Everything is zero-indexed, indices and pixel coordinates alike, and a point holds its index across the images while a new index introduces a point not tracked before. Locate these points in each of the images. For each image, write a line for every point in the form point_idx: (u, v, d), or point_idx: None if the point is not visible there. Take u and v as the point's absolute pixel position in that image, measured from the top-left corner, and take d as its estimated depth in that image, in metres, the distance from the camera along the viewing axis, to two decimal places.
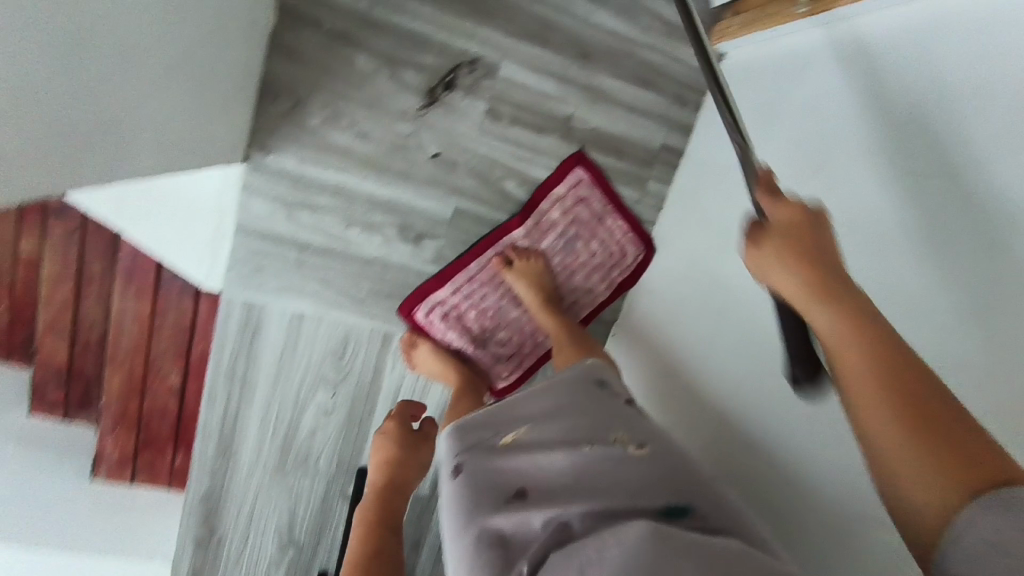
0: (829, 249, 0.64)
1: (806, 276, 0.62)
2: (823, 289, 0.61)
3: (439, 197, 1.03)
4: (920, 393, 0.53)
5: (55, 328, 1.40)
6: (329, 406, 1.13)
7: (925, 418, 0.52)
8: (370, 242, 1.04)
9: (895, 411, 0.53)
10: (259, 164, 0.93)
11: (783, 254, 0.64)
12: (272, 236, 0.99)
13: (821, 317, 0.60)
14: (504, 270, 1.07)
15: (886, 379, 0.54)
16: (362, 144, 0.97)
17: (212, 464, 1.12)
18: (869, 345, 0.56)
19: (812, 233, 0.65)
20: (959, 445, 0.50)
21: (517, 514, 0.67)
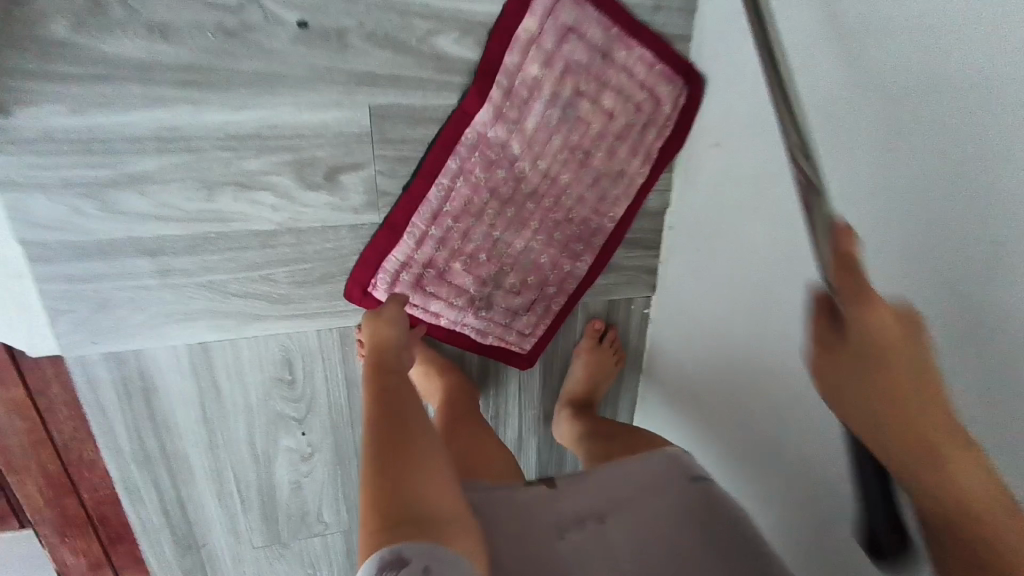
0: (922, 383, 0.36)
1: (889, 414, 0.37)
2: (918, 425, 0.36)
3: (335, 99, 0.61)
4: (936, 433, 0.35)
5: None
6: (305, 451, 0.80)
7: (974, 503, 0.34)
8: (259, 207, 0.64)
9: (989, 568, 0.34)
10: (13, 134, 0.54)
11: (864, 384, 0.38)
12: (99, 245, 0.60)
13: (907, 472, 0.36)
14: (588, 339, 0.84)
15: (951, 473, 0.35)
16: (169, 47, 0.55)
17: (183, 563, 0.82)
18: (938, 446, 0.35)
19: (896, 357, 0.37)
20: (983, 513, 0.34)
21: None
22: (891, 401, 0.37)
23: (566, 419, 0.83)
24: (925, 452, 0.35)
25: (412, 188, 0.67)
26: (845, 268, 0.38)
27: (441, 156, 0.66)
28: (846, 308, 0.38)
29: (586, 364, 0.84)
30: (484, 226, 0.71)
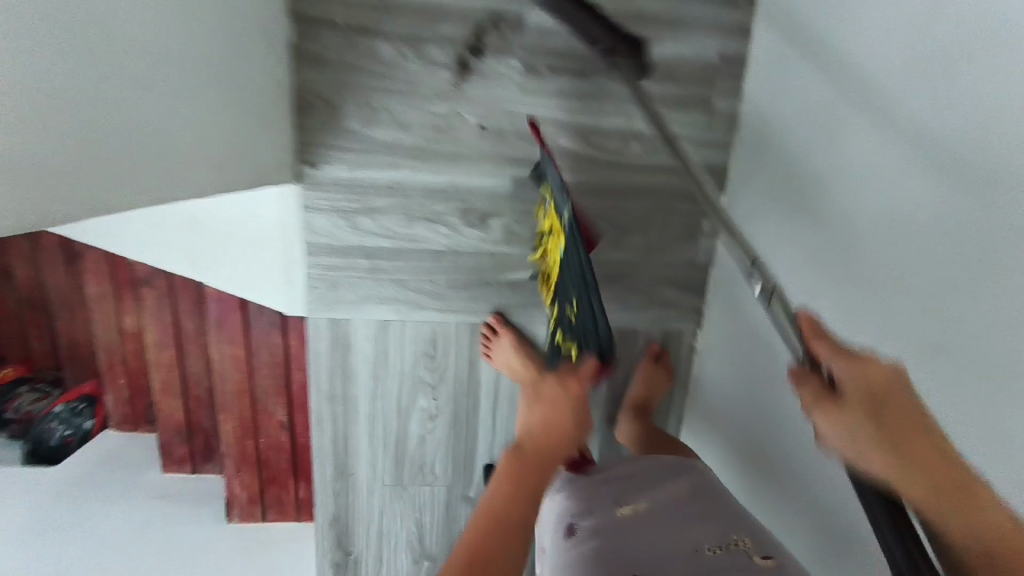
0: (899, 390, 0.52)
1: (879, 425, 0.50)
2: (895, 415, 0.50)
3: (494, 170, 0.97)
4: (909, 422, 0.50)
5: (168, 390, 1.50)
6: (432, 411, 1.10)
7: (949, 485, 0.47)
8: (435, 233, 0.99)
9: (983, 532, 0.45)
10: (312, 179, 0.94)
11: (863, 419, 0.51)
12: (342, 247, 0.99)
13: (885, 450, 0.50)
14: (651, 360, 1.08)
15: (930, 469, 0.48)
16: (406, 135, 0.94)
17: (335, 484, 1.13)
18: (905, 422, 0.50)
19: (884, 380, 0.52)
20: (960, 486, 0.47)
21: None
22: (881, 395, 0.51)
23: (628, 419, 1.06)
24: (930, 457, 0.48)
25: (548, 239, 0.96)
26: (815, 330, 0.57)
27: (575, 248, 0.85)
28: (831, 364, 0.55)
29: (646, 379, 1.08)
30: (602, 322, 0.83)
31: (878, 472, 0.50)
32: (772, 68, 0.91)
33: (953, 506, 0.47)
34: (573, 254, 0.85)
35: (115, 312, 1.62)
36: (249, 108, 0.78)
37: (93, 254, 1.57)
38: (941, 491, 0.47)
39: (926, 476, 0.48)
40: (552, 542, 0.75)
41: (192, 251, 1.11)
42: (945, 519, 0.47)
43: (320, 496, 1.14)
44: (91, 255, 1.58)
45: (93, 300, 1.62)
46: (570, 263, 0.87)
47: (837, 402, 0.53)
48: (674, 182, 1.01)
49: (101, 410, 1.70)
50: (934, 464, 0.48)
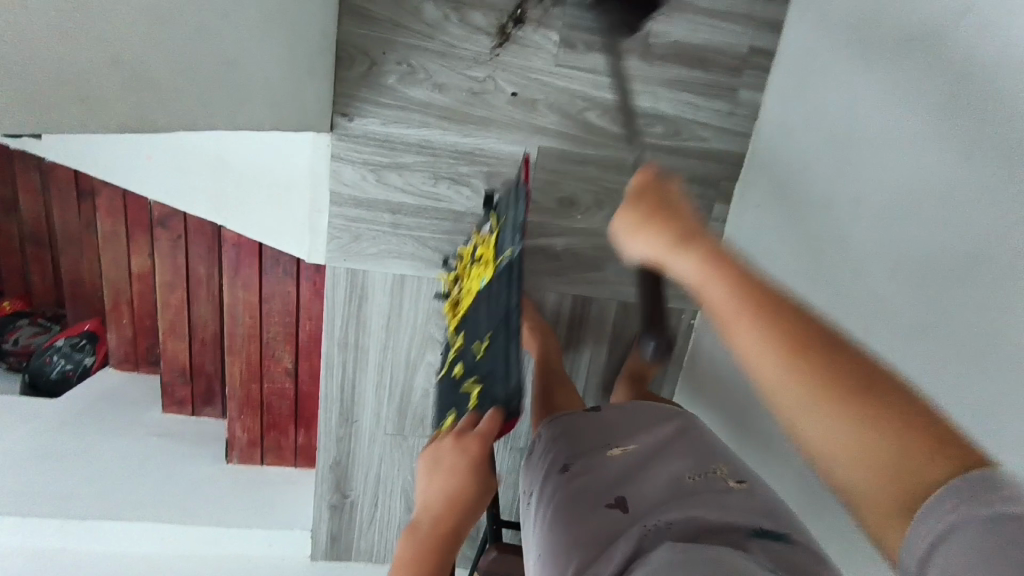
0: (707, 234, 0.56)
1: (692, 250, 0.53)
2: (714, 262, 0.50)
3: (521, 139, 1.01)
4: (749, 286, 0.46)
5: (174, 331, 1.53)
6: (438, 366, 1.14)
7: (808, 347, 0.42)
8: (459, 195, 1.03)
9: (777, 340, 0.43)
10: (345, 130, 0.97)
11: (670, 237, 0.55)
12: (367, 200, 1.02)
13: (715, 293, 0.48)
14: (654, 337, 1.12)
15: (786, 333, 0.43)
16: (440, 96, 0.97)
17: (338, 429, 1.17)
18: (727, 282, 0.47)
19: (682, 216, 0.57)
20: (803, 351, 0.42)
21: (605, 512, 0.64)
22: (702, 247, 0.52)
23: (624, 386, 1.11)
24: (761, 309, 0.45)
25: (474, 263, 0.95)
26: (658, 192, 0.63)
27: (505, 285, 0.80)
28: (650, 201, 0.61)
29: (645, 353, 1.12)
30: (516, 369, 0.74)
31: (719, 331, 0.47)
32: (798, 64, 0.95)
33: (759, 323, 0.44)
34: (502, 295, 0.80)
35: (124, 252, 1.65)
36: (297, 50, 0.81)
37: (106, 191, 1.58)
38: (758, 317, 0.44)
39: (724, 298, 0.47)
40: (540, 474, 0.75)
41: (219, 193, 1.15)
42: (743, 336, 0.45)
43: (323, 439, 1.18)
44: (105, 193, 1.59)
45: (103, 238, 1.64)
46: (495, 299, 0.83)
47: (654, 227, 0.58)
48: (690, 166, 1.06)
49: (102, 348, 1.74)
50: (714, 259, 0.50)
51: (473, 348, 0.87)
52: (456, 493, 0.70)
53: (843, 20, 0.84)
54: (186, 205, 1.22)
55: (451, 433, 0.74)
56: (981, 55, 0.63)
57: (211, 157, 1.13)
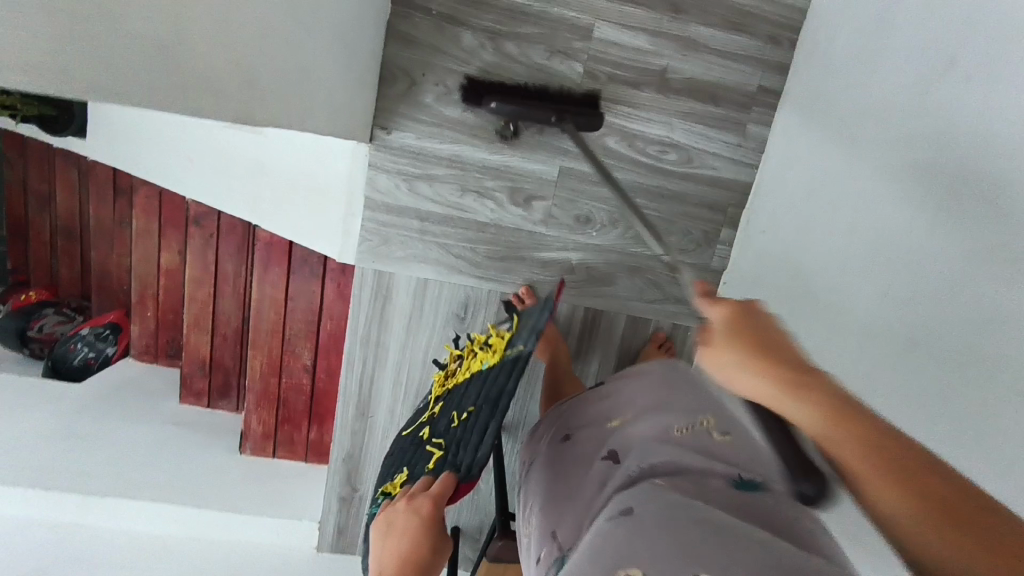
0: (768, 337, 0.54)
1: (757, 365, 0.52)
2: (792, 377, 0.51)
3: (544, 158, 1.09)
4: (834, 401, 0.48)
5: (199, 325, 1.59)
6: None
7: (894, 462, 0.44)
8: (483, 207, 1.11)
9: (892, 480, 0.44)
10: (383, 142, 1.06)
11: (731, 355, 0.54)
12: (398, 207, 1.10)
13: (798, 410, 0.49)
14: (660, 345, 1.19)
15: (872, 443, 0.45)
16: (472, 116, 1.06)
17: (354, 423, 1.22)
18: (810, 405, 0.49)
19: (745, 327, 0.55)
20: (891, 461, 0.44)
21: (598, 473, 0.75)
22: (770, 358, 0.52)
23: None
24: (841, 418, 0.47)
25: (481, 347, 1.04)
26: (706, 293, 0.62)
27: (504, 372, 0.91)
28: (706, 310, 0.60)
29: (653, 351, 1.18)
30: (488, 446, 0.85)
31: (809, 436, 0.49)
32: (803, 103, 1.04)
33: (872, 464, 0.45)
34: (496, 381, 0.91)
35: (154, 246, 1.72)
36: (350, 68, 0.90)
37: (144, 189, 1.67)
38: (864, 456, 0.45)
39: (831, 434, 0.47)
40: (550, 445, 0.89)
41: (256, 197, 1.24)
42: (856, 472, 0.46)
43: (338, 432, 1.23)
44: (142, 191, 1.68)
45: (136, 233, 1.72)
46: (488, 381, 0.92)
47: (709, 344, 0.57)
48: (700, 192, 1.13)
49: (124, 340, 1.81)
50: (821, 392, 0.49)
51: (450, 418, 0.94)
52: (409, 555, 0.75)
53: (846, 66, 0.93)
54: (226, 204, 1.30)
55: (405, 497, 0.80)
56: (965, 102, 0.71)
57: (249, 167, 1.23)
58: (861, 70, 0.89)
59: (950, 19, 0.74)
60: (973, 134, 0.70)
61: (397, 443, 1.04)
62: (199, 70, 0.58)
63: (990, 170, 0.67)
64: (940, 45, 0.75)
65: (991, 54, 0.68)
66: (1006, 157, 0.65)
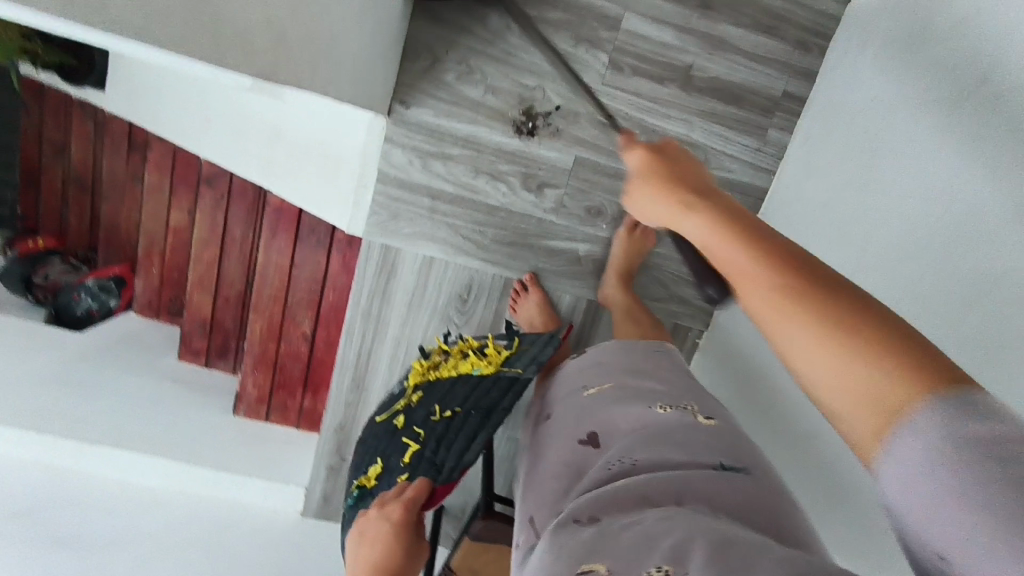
0: (684, 176, 0.58)
1: (664, 192, 0.57)
2: (691, 197, 0.54)
3: (560, 146, 1.09)
4: (722, 213, 0.50)
5: (203, 285, 1.60)
6: None
7: (776, 261, 0.44)
8: (495, 190, 1.10)
9: (766, 276, 0.44)
10: (401, 117, 1.05)
11: (649, 188, 0.59)
12: (411, 183, 1.09)
13: (693, 223, 0.51)
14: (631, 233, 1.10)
15: (753, 243, 0.46)
16: (492, 97, 1.05)
17: (348, 395, 1.23)
18: (703, 216, 0.50)
19: (662, 165, 0.60)
20: (777, 264, 0.44)
21: (576, 456, 0.78)
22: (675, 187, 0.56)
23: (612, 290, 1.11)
24: (727, 224, 0.49)
25: (473, 352, 1.03)
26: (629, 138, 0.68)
27: (500, 389, 0.93)
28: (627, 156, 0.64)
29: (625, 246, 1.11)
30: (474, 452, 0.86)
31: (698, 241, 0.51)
32: (826, 112, 1.03)
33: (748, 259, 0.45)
34: (489, 394, 0.92)
35: (164, 203, 1.73)
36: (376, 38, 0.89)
37: (158, 145, 1.67)
38: (749, 257, 0.45)
39: (715, 242, 0.48)
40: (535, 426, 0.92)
41: (269, 162, 1.24)
42: (737, 281, 0.46)
43: (332, 402, 1.24)
44: (156, 146, 1.68)
45: (146, 189, 1.72)
46: (479, 390, 0.93)
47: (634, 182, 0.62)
48: None
49: (128, 293, 1.82)
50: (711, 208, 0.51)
51: (429, 410, 0.93)
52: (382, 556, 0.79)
53: (873, 78, 0.92)
54: (238, 166, 1.30)
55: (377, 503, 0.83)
56: (990, 123, 0.70)
57: (265, 130, 1.23)
58: (889, 83, 0.88)
59: (985, 37, 0.72)
60: (997, 156, 0.69)
61: (369, 429, 1.01)
62: (229, 23, 0.57)
63: (1011, 194, 0.66)
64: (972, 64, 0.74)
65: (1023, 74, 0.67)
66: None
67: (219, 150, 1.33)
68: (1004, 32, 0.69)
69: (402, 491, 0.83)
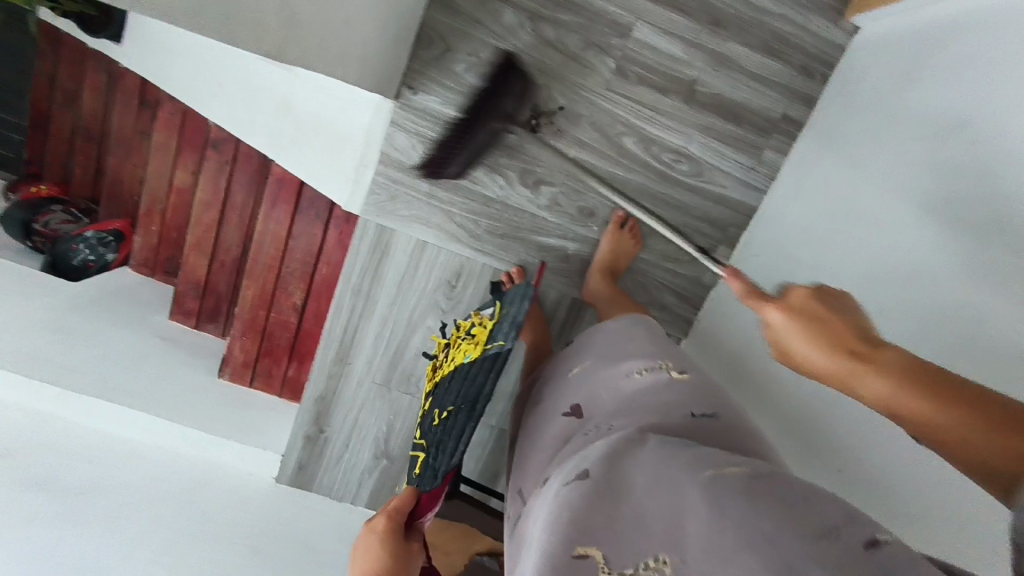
0: (840, 317, 0.52)
1: (825, 341, 0.51)
2: (851, 344, 0.50)
3: (561, 146, 1.11)
4: (895, 365, 0.46)
5: (199, 247, 1.62)
6: (435, 332, 1.23)
7: (984, 415, 0.41)
8: (493, 182, 1.13)
9: (961, 422, 0.42)
10: (407, 101, 1.08)
11: (802, 336, 0.53)
12: (411, 167, 1.12)
13: (869, 381, 0.47)
14: (617, 227, 1.14)
15: (943, 397, 0.43)
16: (499, 91, 1.08)
17: (331, 368, 1.26)
18: (886, 374, 0.46)
19: (814, 305, 0.54)
20: (968, 407, 0.42)
21: (562, 429, 0.86)
22: (826, 337, 0.51)
23: (598, 285, 1.13)
24: (914, 383, 0.45)
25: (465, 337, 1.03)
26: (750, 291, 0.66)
27: (485, 372, 0.94)
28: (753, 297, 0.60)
29: (612, 240, 1.14)
30: (462, 451, 0.91)
31: (877, 400, 0.47)
32: (821, 139, 1.05)
33: (935, 395, 0.44)
34: (475, 381, 0.94)
35: (169, 163, 1.75)
36: (391, 23, 0.91)
37: (169, 104, 1.69)
38: (950, 413, 0.42)
39: (900, 393, 0.45)
40: (531, 406, 1.01)
41: (275, 133, 1.26)
42: (933, 434, 0.44)
43: (315, 373, 1.27)
44: (167, 105, 1.70)
45: (154, 147, 1.74)
46: (467, 380, 0.94)
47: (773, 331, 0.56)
48: (704, 207, 1.16)
49: (125, 248, 1.87)
50: (892, 360, 0.47)
51: (432, 416, 0.97)
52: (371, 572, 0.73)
53: (867, 111, 0.95)
54: (247, 134, 1.33)
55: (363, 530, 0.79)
56: (968, 166, 0.73)
57: (273, 102, 1.25)
58: (882, 117, 0.91)
59: (973, 82, 0.75)
60: (970, 196, 0.72)
61: None
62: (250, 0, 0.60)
63: (977, 235, 0.70)
64: (957, 106, 0.77)
65: (1002, 122, 0.69)
66: (997, 226, 0.67)
67: (227, 117, 1.36)
68: (990, 79, 0.72)
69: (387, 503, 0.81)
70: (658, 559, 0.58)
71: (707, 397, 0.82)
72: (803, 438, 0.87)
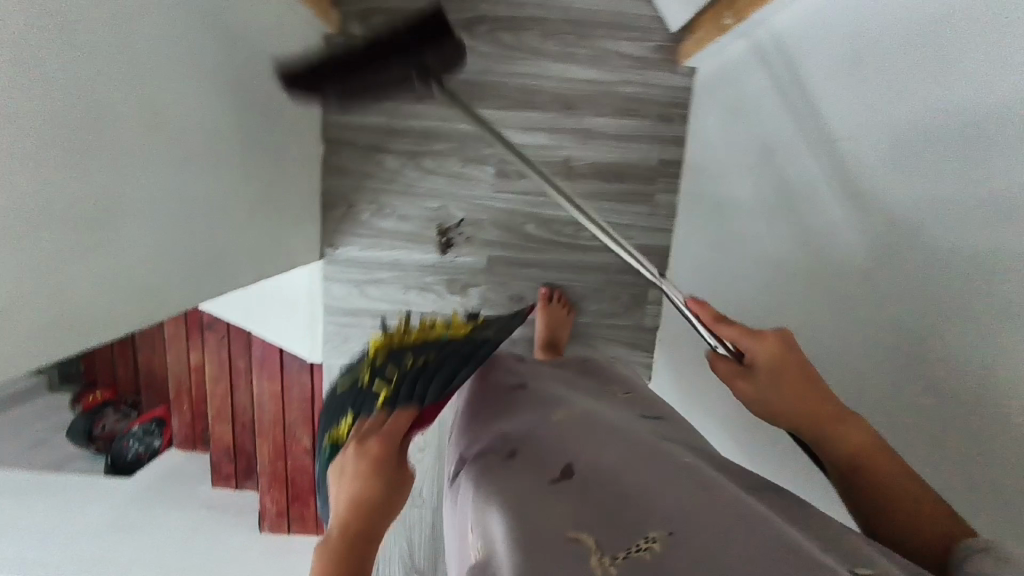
0: (807, 368, 0.56)
1: (788, 389, 0.55)
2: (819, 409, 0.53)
3: (473, 251, 1.22)
4: (848, 429, 0.51)
5: (221, 416, 1.80)
6: None
7: (893, 481, 0.47)
8: (426, 300, 1.25)
9: (886, 471, 0.48)
10: (332, 258, 1.23)
11: (771, 386, 0.57)
12: (354, 309, 1.26)
13: (831, 440, 0.52)
14: (547, 303, 1.20)
15: (864, 454, 0.50)
16: (405, 224, 1.21)
17: None
18: (845, 435, 0.51)
19: (783, 357, 0.58)
20: (884, 469, 0.48)
21: (500, 393, 0.72)
22: (795, 388, 0.55)
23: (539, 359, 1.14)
24: (848, 443, 0.51)
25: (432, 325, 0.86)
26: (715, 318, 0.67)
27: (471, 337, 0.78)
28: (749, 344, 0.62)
29: (545, 318, 1.19)
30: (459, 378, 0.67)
31: (834, 446, 0.51)
32: (698, 172, 1.12)
33: (866, 458, 0.49)
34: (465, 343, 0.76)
35: (184, 349, 1.95)
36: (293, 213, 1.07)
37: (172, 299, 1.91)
38: (863, 456, 0.50)
39: (845, 452, 0.50)
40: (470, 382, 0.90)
41: None
42: (864, 468, 0.49)
43: None
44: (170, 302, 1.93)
45: (168, 340, 1.95)
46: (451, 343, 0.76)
47: (747, 375, 0.60)
48: (619, 260, 1.23)
49: (168, 431, 2.04)
50: (841, 423, 0.52)
51: (398, 360, 0.71)
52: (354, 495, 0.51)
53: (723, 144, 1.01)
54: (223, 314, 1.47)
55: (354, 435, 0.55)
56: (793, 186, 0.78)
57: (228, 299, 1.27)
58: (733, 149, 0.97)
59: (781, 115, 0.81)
60: (802, 214, 0.77)
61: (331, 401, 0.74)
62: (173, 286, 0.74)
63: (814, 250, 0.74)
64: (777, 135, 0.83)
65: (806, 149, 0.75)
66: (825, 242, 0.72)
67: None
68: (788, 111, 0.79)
69: (376, 420, 0.57)
70: (647, 538, 0.42)
71: (647, 405, 0.74)
72: (744, 466, 0.89)
